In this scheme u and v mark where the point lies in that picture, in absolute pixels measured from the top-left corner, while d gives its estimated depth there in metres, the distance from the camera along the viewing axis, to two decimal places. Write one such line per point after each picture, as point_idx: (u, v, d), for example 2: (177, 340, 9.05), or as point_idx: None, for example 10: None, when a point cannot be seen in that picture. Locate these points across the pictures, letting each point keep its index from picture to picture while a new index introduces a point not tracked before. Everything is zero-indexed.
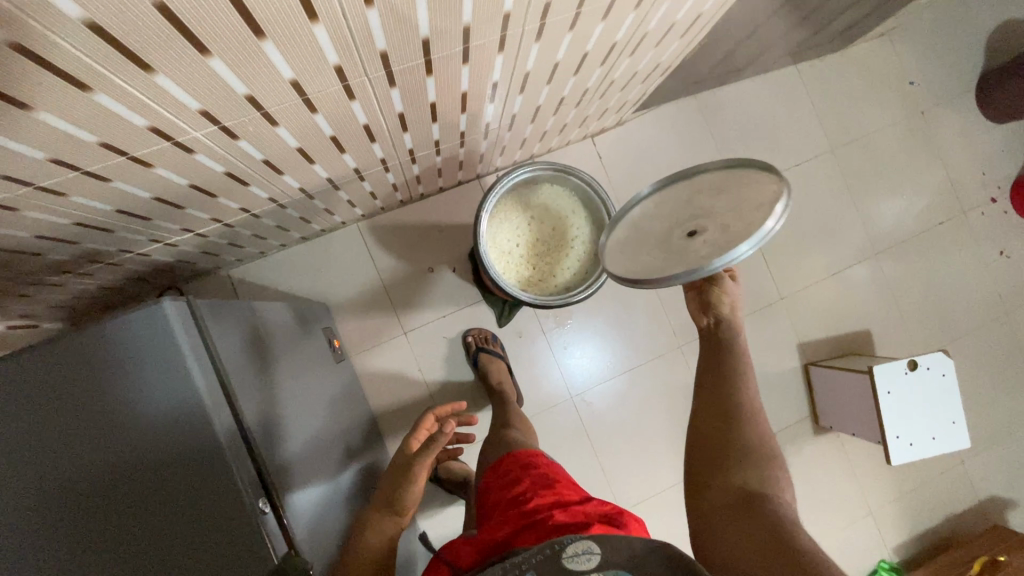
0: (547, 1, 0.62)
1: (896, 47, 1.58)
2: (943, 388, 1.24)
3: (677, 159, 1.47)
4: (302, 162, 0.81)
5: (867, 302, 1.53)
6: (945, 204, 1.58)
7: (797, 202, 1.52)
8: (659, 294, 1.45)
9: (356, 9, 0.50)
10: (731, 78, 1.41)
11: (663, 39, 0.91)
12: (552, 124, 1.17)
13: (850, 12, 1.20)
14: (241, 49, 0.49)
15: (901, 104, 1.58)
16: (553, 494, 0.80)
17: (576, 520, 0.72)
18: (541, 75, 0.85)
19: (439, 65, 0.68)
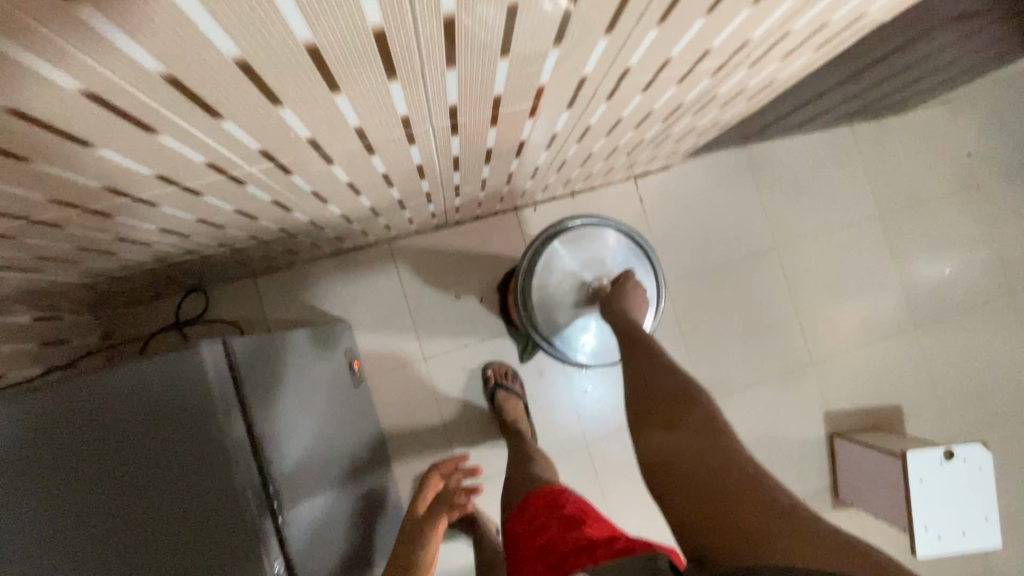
0: (628, 68, 0.60)
1: (957, 116, 1.53)
2: (976, 482, 1.19)
3: (720, 209, 1.43)
4: (349, 193, 0.80)
5: (901, 376, 1.48)
6: (992, 283, 1.52)
7: (839, 265, 1.47)
8: (688, 346, 1.40)
9: (438, 71, 0.48)
10: (785, 133, 1.37)
11: (729, 102, 0.88)
12: (600, 167, 1.14)
13: (919, 79, 1.16)
14: (314, 101, 0.47)
15: (956, 175, 1.53)
16: (581, 536, 0.74)
17: (599, 558, 0.66)
18: (602, 128, 0.83)
19: (505, 117, 0.66)
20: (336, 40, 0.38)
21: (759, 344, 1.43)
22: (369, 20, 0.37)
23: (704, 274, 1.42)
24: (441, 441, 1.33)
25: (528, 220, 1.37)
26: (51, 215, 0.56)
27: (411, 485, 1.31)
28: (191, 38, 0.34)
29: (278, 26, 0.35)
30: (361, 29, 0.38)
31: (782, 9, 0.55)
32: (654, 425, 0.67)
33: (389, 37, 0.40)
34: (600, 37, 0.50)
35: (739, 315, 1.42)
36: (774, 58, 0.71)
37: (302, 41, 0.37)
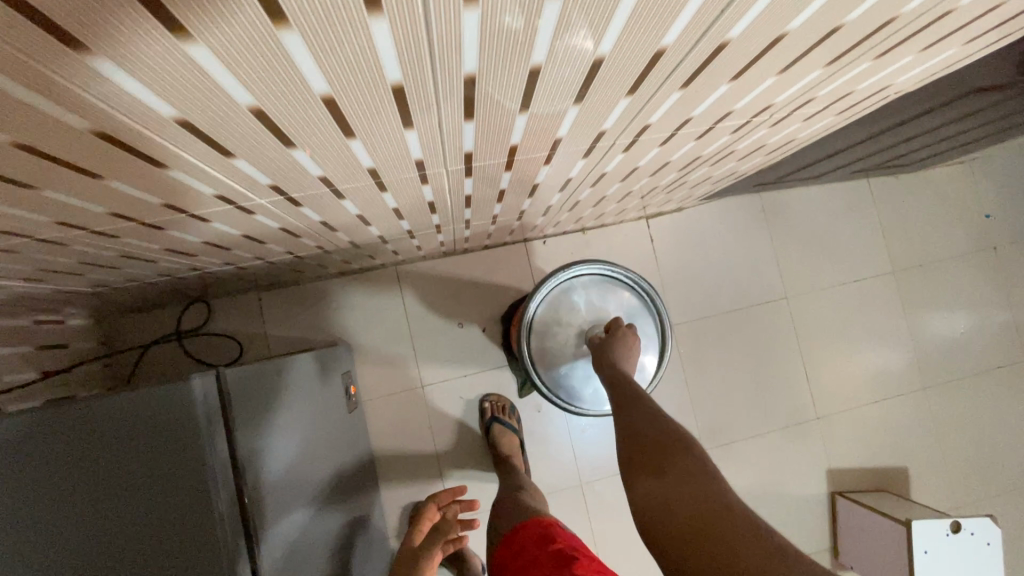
0: (647, 124, 0.59)
1: (976, 177, 1.51)
2: (984, 558, 1.15)
3: (731, 255, 1.41)
4: (359, 223, 0.79)
5: (907, 438, 1.44)
6: (1005, 348, 1.49)
7: (849, 318, 1.45)
8: (691, 393, 1.37)
9: (454, 122, 0.48)
10: (800, 183, 1.36)
11: (747, 155, 0.87)
12: (613, 207, 1.14)
13: (941, 140, 1.15)
14: (327, 144, 0.46)
15: (972, 236, 1.51)
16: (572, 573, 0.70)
17: None
18: (616, 174, 0.82)
19: (520, 162, 0.65)
20: (353, 92, 0.38)
21: (764, 394, 1.40)
22: (388, 76, 0.37)
23: (712, 318, 1.40)
24: (433, 470, 1.30)
25: (537, 253, 1.36)
26: (56, 235, 0.55)
27: (399, 513, 1.28)
28: (206, 87, 0.33)
29: (295, 80, 0.34)
30: (380, 85, 0.37)
31: (806, 79, 0.55)
32: (641, 470, 0.63)
33: (408, 92, 0.40)
34: (620, 97, 0.49)
35: (745, 363, 1.40)
36: (796, 120, 0.70)
37: (320, 93, 0.37)
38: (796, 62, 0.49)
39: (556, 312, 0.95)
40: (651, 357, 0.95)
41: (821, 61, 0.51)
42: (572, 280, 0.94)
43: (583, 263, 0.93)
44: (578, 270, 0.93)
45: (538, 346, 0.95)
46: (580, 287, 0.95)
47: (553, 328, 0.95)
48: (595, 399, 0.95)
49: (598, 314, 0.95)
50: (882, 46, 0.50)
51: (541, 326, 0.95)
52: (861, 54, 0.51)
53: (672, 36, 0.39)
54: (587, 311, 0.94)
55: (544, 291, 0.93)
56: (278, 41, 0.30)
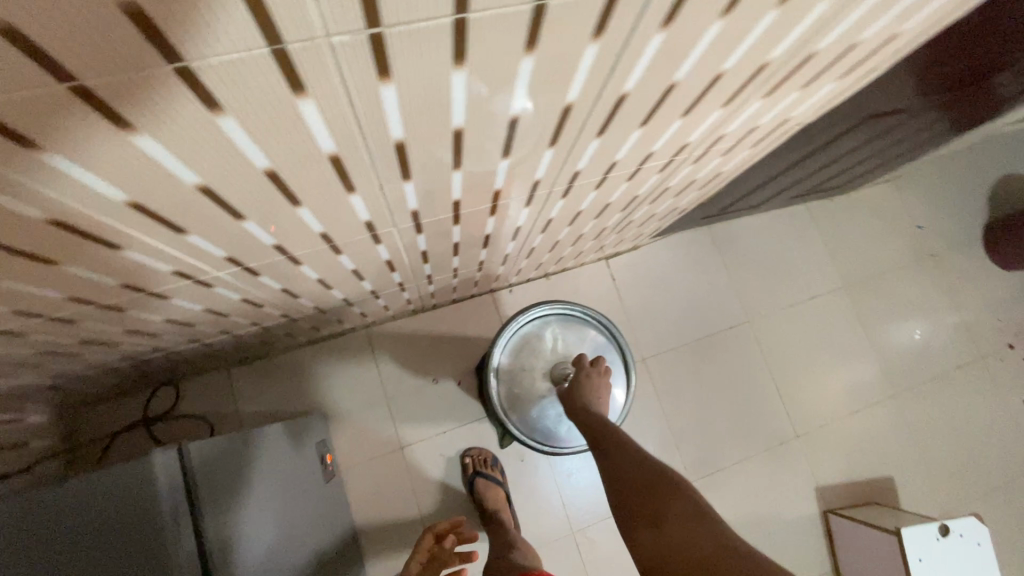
0: (577, 171, 0.65)
1: (902, 193, 1.64)
2: (978, 559, 1.14)
3: (690, 286, 1.47)
4: (320, 288, 0.81)
5: (887, 447, 1.46)
6: (962, 348, 1.56)
7: (811, 335, 1.50)
8: (671, 425, 1.38)
9: (394, 184, 0.52)
10: (744, 213, 1.45)
11: (682, 191, 0.94)
12: (570, 251, 1.19)
13: (860, 162, 1.26)
14: (275, 214, 0.50)
15: (910, 246, 1.61)
16: None
17: None
18: (563, 219, 0.87)
19: (467, 216, 0.70)
20: (292, 164, 0.42)
21: (742, 418, 1.41)
22: (323, 147, 0.41)
23: (680, 349, 1.43)
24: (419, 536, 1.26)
25: (504, 303, 1.39)
26: (14, 325, 0.56)
27: None
28: (152, 171, 0.36)
29: (237, 158, 0.38)
30: (317, 156, 0.42)
31: (710, 119, 0.61)
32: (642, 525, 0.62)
33: (344, 160, 0.44)
34: (545, 148, 0.54)
35: (719, 389, 1.42)
36: (715, 155, 0.77)
37: (261, 168, 0.41)
38: (694, 105, 0.55)
39: (523, 352, 0.96)
40: (620, 389, 0.96)
41: (717, 103, 0.57)
42: (531, 324, 0.96)
43: (542, 304, 0.95)
44: (539, 311, 0.96)
45: (509, 389, 0.95)
46: (543, 328, 0.97)
47: (521, 370, 0.96)
48: (569, 437, 0.95)
49: (564, 352, 0.96)
50: (766, 86, 0.57)
51: (509, 368, 0.96)
52: (751, 94, 0.58)
53: (575, 93, 0.45)
54: (553, 350, 0.96)
55: (507, 335, 0.95)
56: (216, 125, 0.34)
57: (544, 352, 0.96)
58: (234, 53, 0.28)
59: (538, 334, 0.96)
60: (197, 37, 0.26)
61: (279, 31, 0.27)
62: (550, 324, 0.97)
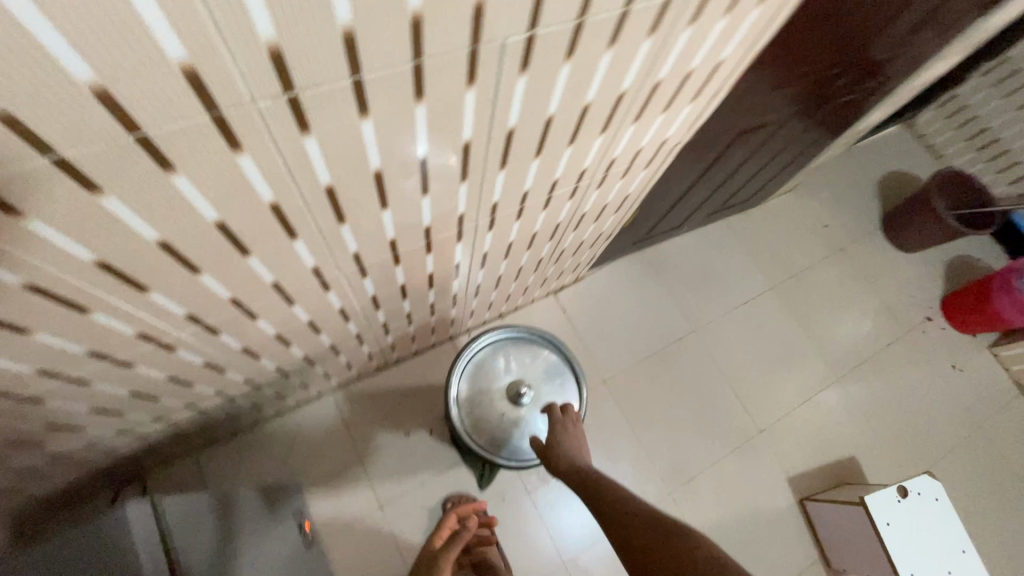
0: (494, 203, 0.75)
1: (805, 199, 1.84)
2: (941, 515, 1.20)
3: (635, 307, 1.58)
4: (279, 345, 0.86)
5: (844, 428, 1.54)
6: (889, 326, 1.70)
7: (753, 335, 1.62)
8: (641, 441, 1.43)
9: (331, 227, 0.60)
10: (670, 234, 1.60)
11: (600, 215, 1.07)
12: (516, 287, 1.28)
13: (755, 176, 1.44)
14: (227, 266, 0.57)
15: (822, 244, 1.79)
16: None
17: None
18: (498, 252, 0.97)
19: (405, 256, 0.78)
20: (238, 214, 0.50)
21: (706, 423, 1.48)
22: (262, 197, 0.49)
23: (637, 366, 1.51)
24: None
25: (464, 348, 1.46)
26: None
27: None
28: (117, 230, 0.44)
29: (189, 211, 0.46)
30: (258, 205, 0.50)
31: (595, 146, 0.74)
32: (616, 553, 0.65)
33: (284, 208, 0.52)
34: (458, 183, 0.65)
35: (680, 399, 1.50)
36: (615, 177, 0.90)
37: (211, 220, 0.49)
38: (575, 134, 0.68)
39: (481, 375, 1.02)
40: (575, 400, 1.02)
41: (595, 132, 0.70)
42: (485, 349, 1.03)
43: (493, 328, 1.03)
44: (491, 335, 1.03)
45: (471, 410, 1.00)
46: (498, 351, 1.03)
47: (480, 392, 1.01)
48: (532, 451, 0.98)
49: (518, 371, 1.03)
50: (631, 114, 0.70)
51: (468, 392, 1.01)
52: (622, 121, 0.71)
53: (468, 131, 0.56)
54: (508, 370, 1.02)
55: (464, 360, 1.01)
56: (171, 184, 0.42)
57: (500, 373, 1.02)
58: (180, 120, 0.37)
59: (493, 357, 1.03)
60: (153, 111, 0.35)
61: (213, 100, 0.36)
62: (503, 347, 1.04)
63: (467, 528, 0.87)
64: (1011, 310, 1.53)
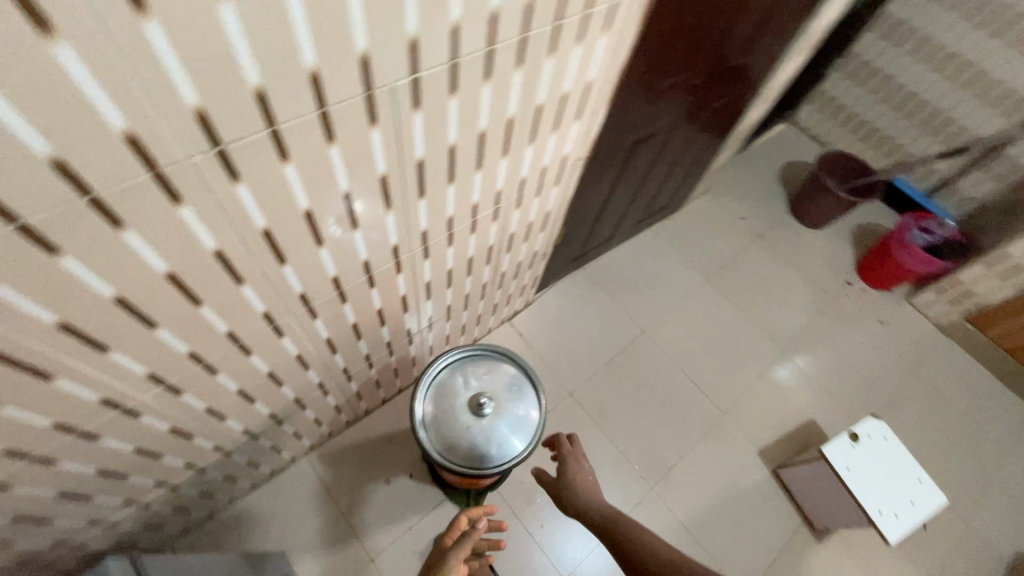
0: (423, 230, 0.84)
1: (718, 197, 2.03)
2: (894, 450, 1.30)
3: (586, 319, 1.67)
4: (243, 402, 0.90)
5: (798, 395, 1.65)
6: (816, 295, 1.86)
7: (699, 326, 1.73)
8: (615, 443, 1.49)
9: (274, 269, 0.67)
10: (604, 247, 1.73)
11: (528, 234, 1.17)
12: (468, 316, 1.35)
13: (666, 182, 1.60)
14: (182, 317, 0.62)
15: (742, 233, 1.96)
16: None
17: None
18: (440, 281, 1.05)
19: (351, 292, 0.85)
20: (186, 263, 0.56)
21: (673, 414, 1.55)
22: (206, 245, 0.56)
23: (599, 374, 1.59)
24: None
25: None
26: None
27: None
28: (76, 288, 0.49)
29: (141, 264, 0.52)
30: (203, 253, 0.57)
31: (501, 168, 0.85)
32: None
33: (227, 253, 0.59)
34: (384, 215, 0.74)
35: (644, 397, 1.57)
36: (531, 195, 1.01)
37: (161, 272, 0.55)
38: (481, 157, 0.78)
39: (443, 394, 1.01)
40: (538, 401, 1.02)
41: (498, 154, 0.81)
42: (443, 370, 1.03)
43: (449, 349, 1.04)
44: (448, 355, 1.04)
45: (437, 429, 0.97)
46: (456, 369, 1.04)
47: (445, 410, 0.99)
48: (504, 456, 0.95)
49: (480, 383, 1.02)
50: (526, 134, 0.82)
51: (433, 413, 0.99)
52: (520, 142, 0.82)
53: (382, 165, 0.65)
54: (469, 385, 1.02)
55: (424, 383, 1.00)
56: (121, 239, 0.48)
57: (462, 388, 1.01)
58: (124, 180, 0.44)
59: (453, 376, 1.03)
60: (100, 172, 0.42)
61: (152, 158, 0.44)
62: (461, 365, 1.04)
63: (473, 531, 0.91)
64: (909, 258, 1.72)
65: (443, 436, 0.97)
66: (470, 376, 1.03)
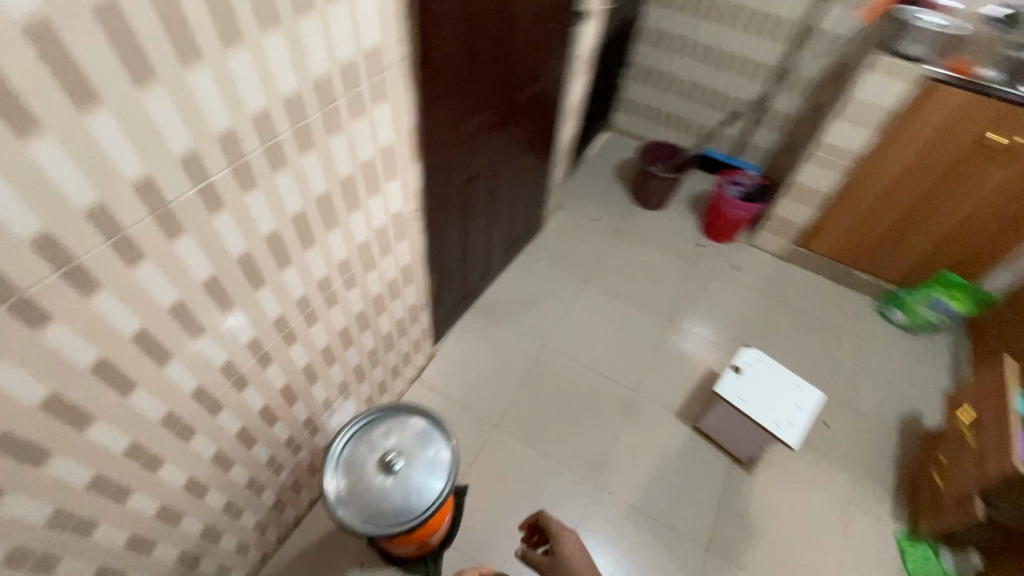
0: (276, 318, 0.89)
1: (572, 208, 2.25)
2: (771, 369, 1.47)
3: (490, 352, 1.75)
4: (139, 549, 0.87)
5: (692, 352, 1.82)
6: (679, 263, 2.10)
7: (592, 322, 1.87)
8: (550, 456, 1.54)
9: (120, 402, 0.70)
10: (484, 282, 1.84)
11: (396, 291, 1.24)
12: (370, 387, 1.37)
13: (516, 210, 1.76)
14: (29, 477, 0.64)
15: (602, 232, 2.18)
16: None
17: None
18: (321, 361, 1.08)
19: (222, 399, 0.87)
20: (15, 421, 0.59)
21: (594, 409, 1.65)
22: (32, 398, 0.59)
23: (517, 397, 1.65)
24: None
25: None
26: None
27: None
28: None
29: None
30: (31, 407, 0.60)
31: (336, 239, 0.93)
32: None
33: (61, 398, 0.62)
34: (223, 312, 0.78)
35: (563, 403, 1.65)
36: (379, 256, 1.09)
37: None
38: (307, 237, 0.85)
39: (352, 467, 1.01)
40: (445, 440, 1.05)
41: (323, 229, 0.88)
42: (347, 445, 1.04)
43: (347, 423, 1.06)
44: (348, 429, 1.05)
45: (354, 503, 0.97)
46: (360, 439, 1.05)
47: (358, 482, 1.00)
48: (425, 503, 0.97)
49: (385, 444, 1.04)
50: (345, 205, 0.90)
51: (346, 489, 0.99)
52: (341, 213, 0.91)
53: (200, 272, 0.70)
54: (375, 449, 1.04)
55: (331, 464, 1.01)
56: None
57: (370, 455, 1.03)
58: None
59: (358, 447, 1.04)
60: None
61: None
62: (363, 433, 1.06)
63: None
64: (735, 208, 2.03)
65: (362, 507, 0.97)
66: (374, 441, 1.05)
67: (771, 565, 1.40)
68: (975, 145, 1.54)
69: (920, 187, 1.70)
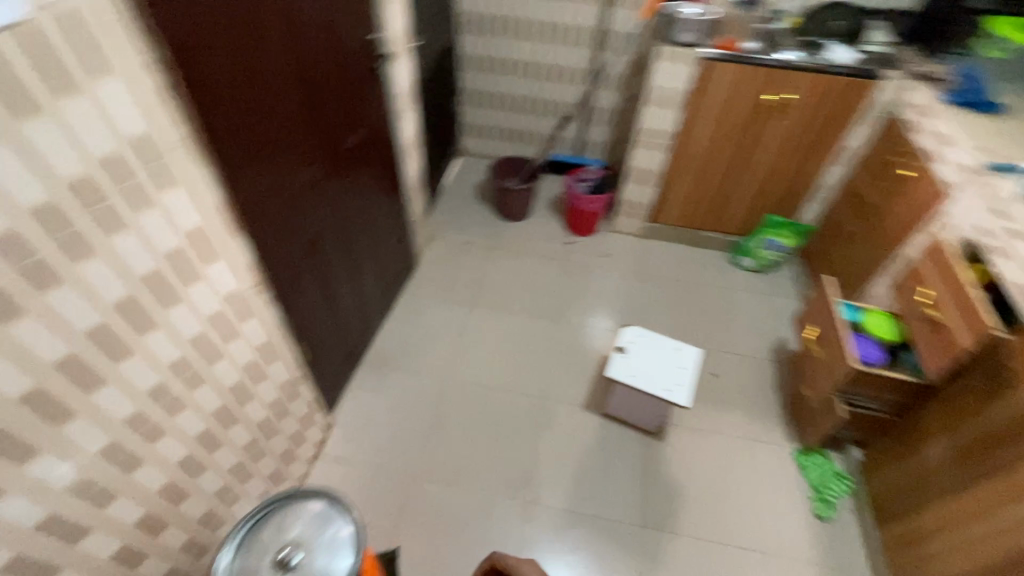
0: (103, 447, 0.79)
1: (443, 238, 2.27)
2: (652, 340, 1.56)
3: (390, 402, 1.70)
4: None
5: (586, 343, 1.90)
6: (554, 264, 2.19)
7: (487, 342, 1.89)
8: (475, 487, 1.51)
9: None
10: (368, 333, 1.79)
11: (261, 373, 1.16)
12: (260, 481, 1.27)
13: (381, 254, 1.74)
14: None
15: (477, 253, 2.22)
16: None
17: None
18: (182, 473, 0.98)
19: (52, 559, 0.75)
20: None
21: (506, 426, 1.65)
22: None
23: (429, 439, 1.61)
24: None
25: None
26: None
27: None
28: None
29: None
30: None
31: (159, 340, 0.85)
32: None
33: None
34: (20, 465, 0.68)
35: (476, 429, 1.64)
36: (224, 344, 1.02)
37: None
38: (115, 351, 0.77)
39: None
40: (344, 522, 0.98)
41: (136, 336, 0.81)
42: (233, 560, 0.94)
43: (230, 535, 0.95)
44: (231, 543, 0.95)
45: None
46: (249, 548, 0.95)
47: None
48: None
49: (278, 545, 0.95)
50: (156, 305, 0.83)
51: None
52: (155, 313, 0.83)
53: None
54: (267, 556, 0.94)
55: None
56: None
57: (260, 563, 0.93)
58: None
59: (247, 557, 0.94)
60: None
61: None
62: (252, 540, 0.96)
63: None
64: (587, 203, 2.18)
65: None
66: (265, 544, 0.95)
67: (700, 518, 1.48)
68: (755, 106, 1.79)
69: (727, 150, 1.93)
